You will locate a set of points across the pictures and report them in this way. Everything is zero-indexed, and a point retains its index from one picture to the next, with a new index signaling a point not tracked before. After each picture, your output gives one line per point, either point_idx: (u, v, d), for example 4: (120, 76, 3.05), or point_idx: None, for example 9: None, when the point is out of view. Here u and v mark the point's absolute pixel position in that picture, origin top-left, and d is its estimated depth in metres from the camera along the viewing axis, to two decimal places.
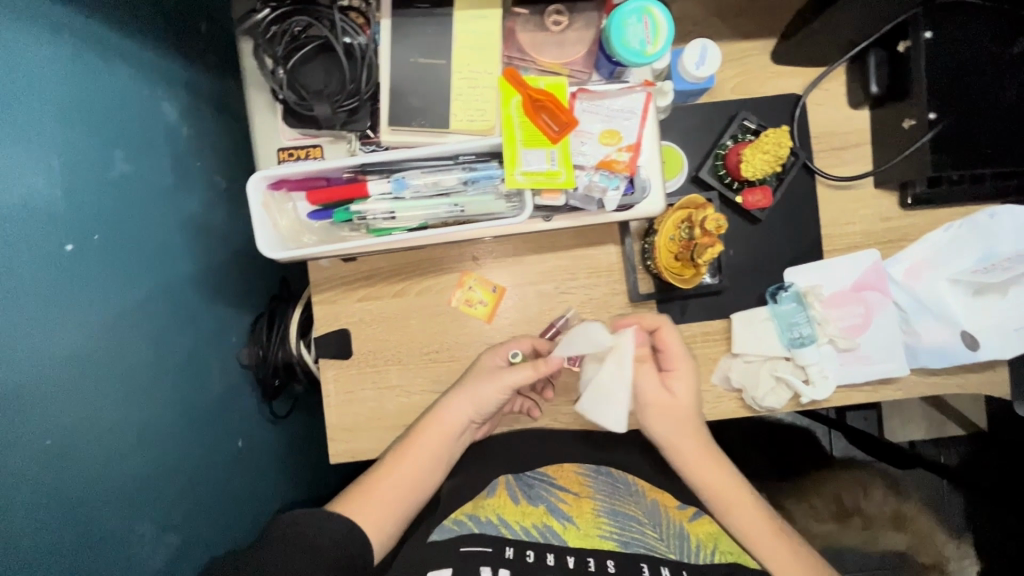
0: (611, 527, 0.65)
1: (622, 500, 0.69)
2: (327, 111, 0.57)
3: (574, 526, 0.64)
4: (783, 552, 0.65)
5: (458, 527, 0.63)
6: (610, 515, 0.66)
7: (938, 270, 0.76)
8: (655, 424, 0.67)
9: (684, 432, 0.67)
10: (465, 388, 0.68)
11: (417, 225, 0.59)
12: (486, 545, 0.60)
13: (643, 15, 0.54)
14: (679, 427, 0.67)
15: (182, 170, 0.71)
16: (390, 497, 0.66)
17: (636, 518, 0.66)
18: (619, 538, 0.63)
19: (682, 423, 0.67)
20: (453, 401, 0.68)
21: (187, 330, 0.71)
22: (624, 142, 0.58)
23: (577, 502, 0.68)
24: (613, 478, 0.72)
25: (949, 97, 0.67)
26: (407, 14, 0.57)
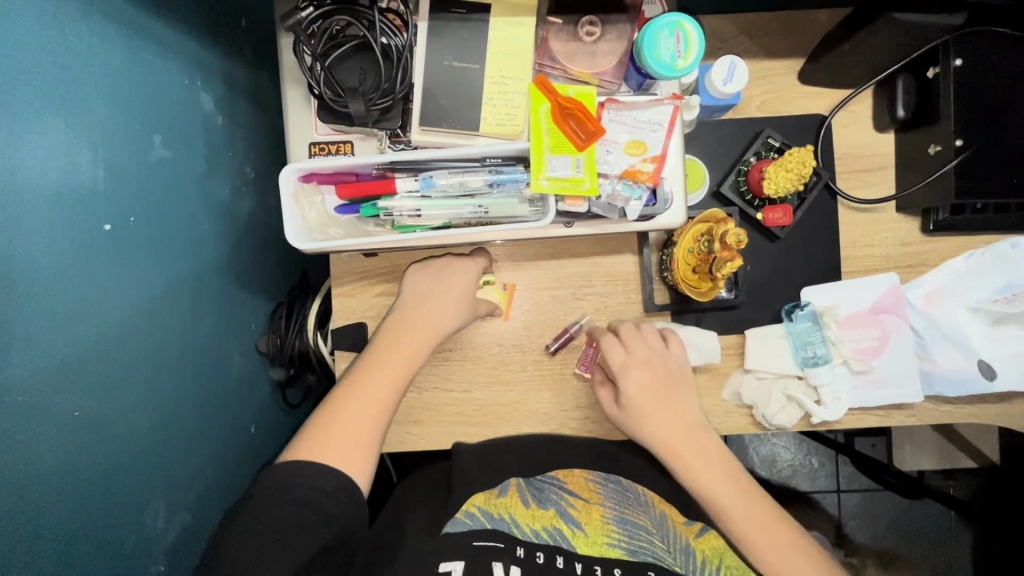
0: (620, 535, 0.67)
1: (632, 510, 0.71)
2: (361, 108, 0.58)
3: (581, 532, 0.67)
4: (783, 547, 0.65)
5: (470, 520, 0.65)
6: (619, 523, 0.69)
7: (958, 298, 0.76)
8: (642, 426, 0.71)
9: (664, 428, 0.71)
10: (438, 301, 0.69)
11: (441, 224, 0.61)
12: (498, 541, 0.63)
13: (675, 29, 0.55)
14: (663, 424, 0.71)
15: (214, 157, 0.73)
16: (363, 428, 0.61)
17: (645, 527, 0.69)
18: (627, 546, 0.66)
19: (659, 420, 0.71)
20: (434, 309, 0.69)
21: (208, 313, 0.72)
22: (650, 153, 0.59)
23: (586, 509, 0.70)
24: (623, 487, 0.73)
25: (975, 124, 0.68)
26: (443, 18, 0.58)
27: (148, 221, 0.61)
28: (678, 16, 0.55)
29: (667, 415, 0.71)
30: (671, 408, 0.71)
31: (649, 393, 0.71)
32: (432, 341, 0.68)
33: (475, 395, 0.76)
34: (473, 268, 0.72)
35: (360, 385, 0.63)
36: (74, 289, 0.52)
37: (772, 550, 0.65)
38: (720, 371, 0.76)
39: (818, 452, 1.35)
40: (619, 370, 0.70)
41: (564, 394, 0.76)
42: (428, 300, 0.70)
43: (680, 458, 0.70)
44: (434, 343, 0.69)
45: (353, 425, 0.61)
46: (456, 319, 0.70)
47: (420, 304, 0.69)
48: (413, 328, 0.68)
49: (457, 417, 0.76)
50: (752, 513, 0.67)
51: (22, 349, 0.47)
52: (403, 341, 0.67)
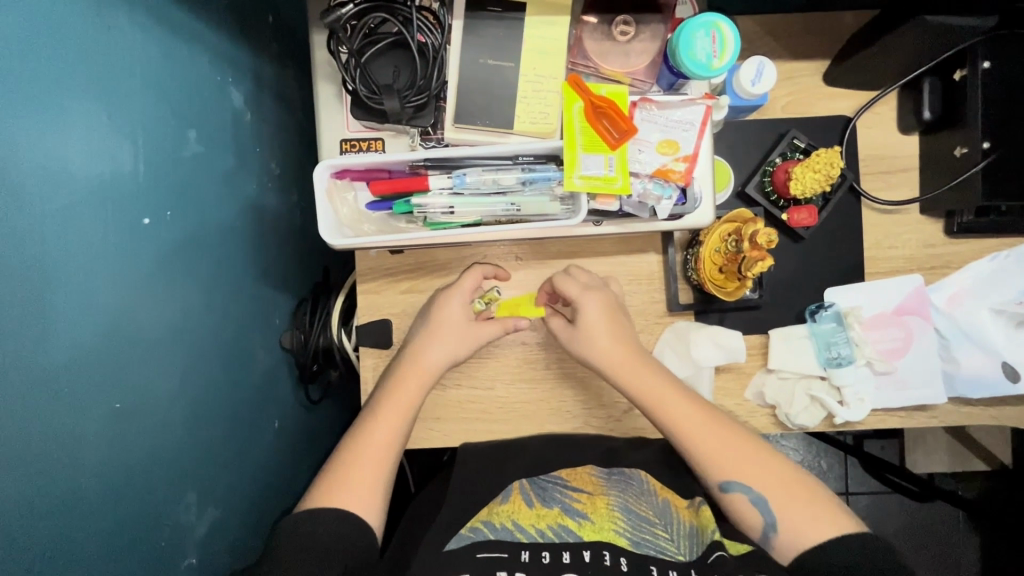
0: (624, 524, 0.66)
1: (637, 500, 0.69)
2: (396, 105, 0.58)
3: (588, 521, 0.66)
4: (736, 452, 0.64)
5: (474, 533, 0.65)
6: (623, 513, 0.67)
7: (980, 300, 0.76)
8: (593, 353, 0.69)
9: (612, 349, 0.69)
10: (434, 333, 0.70)
11: (473, 221, 0.61)
12: (502, 551, 0.62)
13: (711, 29, 0.55)
14: (608, 345, 0.69)
15: (243, 154, 0.73)
16: (371, 472, 0.63)
17: (648, 519, 0.67)
18: (631, 536, 0.64)
19: (614, 347, 0.69)
20: (430, 342, 0.70)
21: (237, 309, 0.73)
22: (681, 153, 0.60)
23: (590, 501, 0.69)
24: (627, 477, 0.72)
25: (1002, 127, 0.68)
26: (478, 16, 0.58)
27: (183, 217, 0.61)
28: (715, 16, 0.55)
29: (615, 339, 0.69)
30: (617, 327, 0.70)
31: (604, 317, 0.69)
32: (426, 384, 0.69)
33: (499, 393, 0.77)
34: (462, 293, 0.71)
35: (366, 431, 0.65)
36: (116, 281, 0.53)
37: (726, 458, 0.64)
38: (743, 371, 0.77)
39: (828, 454, 1.38)
40: (575, 297, 0.69)
41: (587, 392, 0.77)
42: (427, 332, 0.70)
43: (634, 382, 0.68)
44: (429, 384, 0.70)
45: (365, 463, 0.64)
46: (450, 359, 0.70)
47: (417, 344, 0.70)
48: (406, 374, 0.69)
49: (481, 414, 0.77)
50: (707, 433, 0.65)
51: (64, 340, 0.48)
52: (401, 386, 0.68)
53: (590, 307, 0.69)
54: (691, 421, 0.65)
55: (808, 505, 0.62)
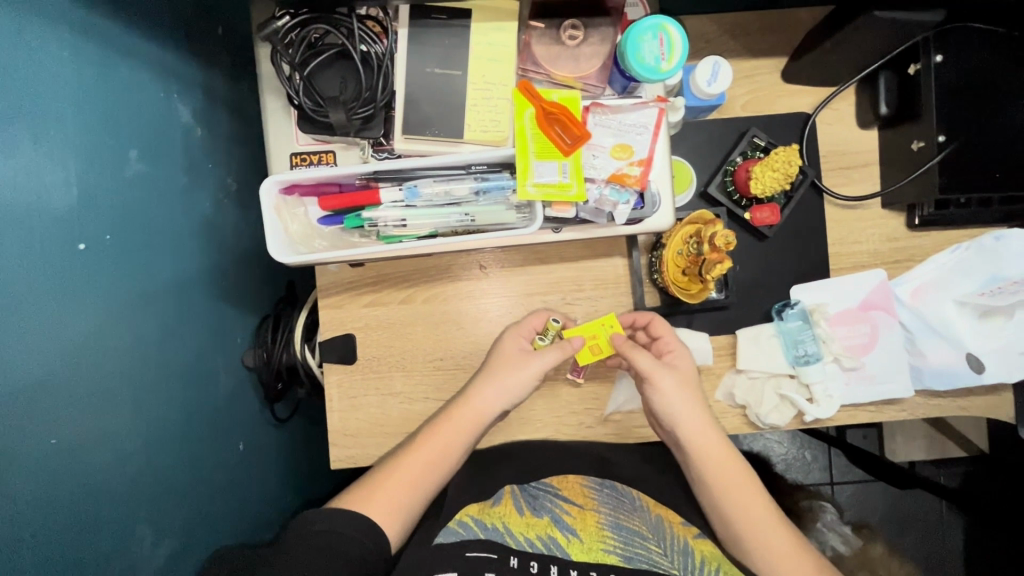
0: (615, 541, 0.67)
1: (626, 514, 0.71)
2: (342, 117, 0.57)
3: (577, 539, 0.67)
4: (754, 503, 0.66)
5: (463, 530, 0.66)
6: (613, 529, 0.69)
7: (944, 292, 0.76)
8: (674, 403, 0.68)
9: (688, 402, 0.68)
10: (492, 376, 0.69)
11: (427, 233, 0.60)
12: (490, 551, 0.62)
13: (659, 31, 0.54)
14: (684, 399, 0.68)
15: (195, 171, 0.71)
16: (397, 499, 0.64)
17: (641, 533, 0.69)
18: (622, 552, 0.66)
19: (693, 404, 0.68)
20: (482, 387, 0.68)
21: (194, 330, 0.71)
22: (636, 157, 0.59)
23: (581, 515, 0.70)
24: (619, 493, 0.74)
25: (958, 120, 0.68)
26: (424, 24, 0.57)
27: (126, 241, 0.59)
28: (661, 18, 0.54)
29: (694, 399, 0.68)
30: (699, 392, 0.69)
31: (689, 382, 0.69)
32: (473, 431, 0.68)
33: None
34: (526, 331, 0.72)
35: (404, 456, 0.66)
36: (50, 313, 0.51)
37: (749, 505, 0.66)
38: (712, 372, 0.76)
39: (812, 445, 1.39)
40: (671, 344, 0.70)
41: (557, 400, 0.75)
42: (483, 374, 0.70)
43: (696, 440, 0.67)
44: (477, 433, 0.68)
45: (395, 490, 0.65)
46: (505, 401, 0.68)
47: (478, 381, 0.69)
48: (456, 415, 0.68)
49: None
50: (769, 527, 0.65)
51: None
52: (447, 427, 0.67)
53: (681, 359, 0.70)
54: (723, 461, 0.67)
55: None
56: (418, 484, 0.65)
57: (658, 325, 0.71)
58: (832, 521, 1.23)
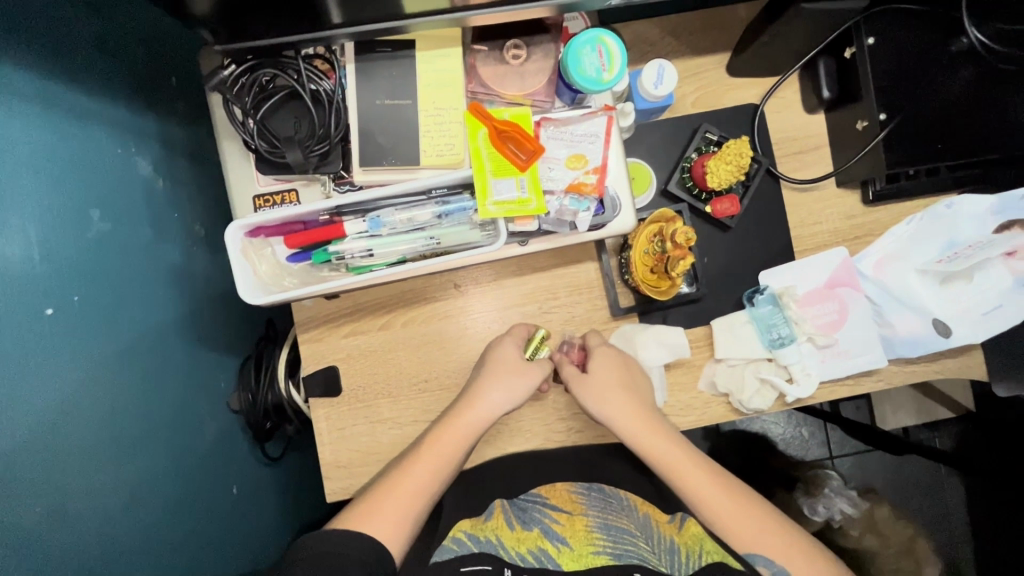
0: (604, 541, 0.66)
1: (615, 515, 0.71)
2: (299, 156, 0.58)
3: (566, 547, 0.65)
4: (702, 479, 0.66)
5: (458, 546, 0.64)
6: (602, 530, 0.68)
7: (905, 263, 0.79)
8: (597, 399, 0.70)
9: (614, 396, 0.70)
10: (495, 373, 0.70)
11: (395, 259, 0.60)
12: (486, 563, 0.61)
13: (597, 44, 0.56)
14: (604, 392, 0.70)
15: (160, 220, 0.71)
16: (397, 518, 0.62)
17: (629, 532, 0.68)
18: (612, 551, 0.64)
19: (618, 395, 0.70)
20: (489, 387, 0.69)
21: (173, 379, 0.71)
22: (591, 165, 0.61)
23: (569, 521, 0.70)
24: (606, 494, 0.75)
25: (897, 97, 0.71)
26: (371, 58, 0.58)
27: (96, 301, 0.59)
28: (597, 31, 0.56)
29: (621, 391, 0.70)
30: (630, 384, 0.71)
31: (615, 374, 0.71)
32: (472, 438, 0.68)
33: None
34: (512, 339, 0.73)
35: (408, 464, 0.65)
36: (18, 383, 0.51)
37: (698, 486, 0.66)
38: (692, 364, 0.78)
39: (808, 422, 1.41)
40: (592, 347, 0.73)
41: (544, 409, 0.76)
42: (488, 372, 0.71)
43: (632, 429, 0.69)
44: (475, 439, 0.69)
45: (393, 498, 0.63)
46: (506, 406, 0.69)
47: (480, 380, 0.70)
48: (456, 422, 0.68)
49: None
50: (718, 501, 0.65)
51: None
52: (439, 443, 0.67)
53: (602, 359, 0.71)
54: (661, 447, 0.68)
55: (814, 568, 0.60)
56: (418, 497, 0.64)
57: (591, 339, 0.74)
58: (841, 487, 1.29)
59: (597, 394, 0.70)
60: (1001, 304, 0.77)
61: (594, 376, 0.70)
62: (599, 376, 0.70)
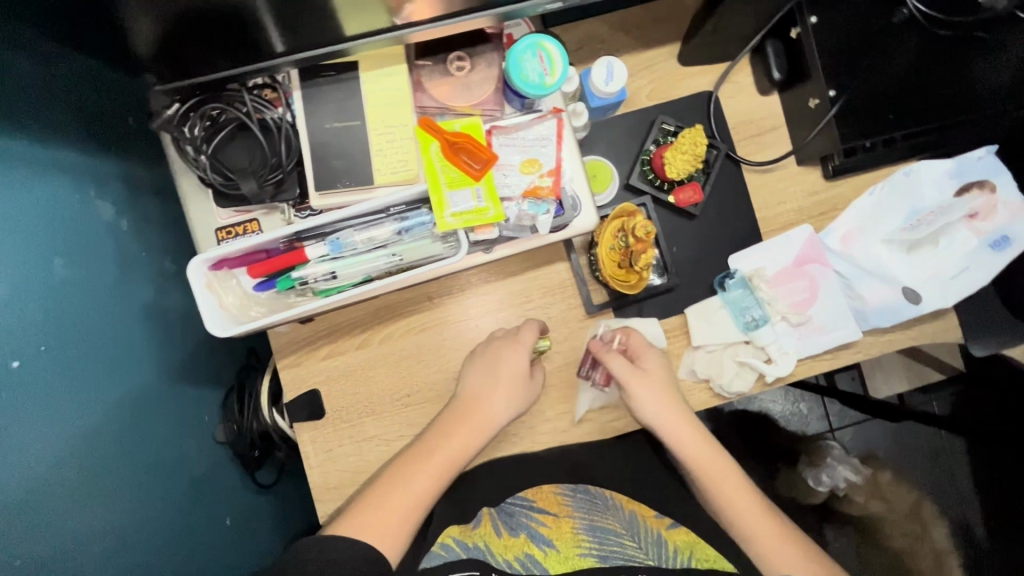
0: (589, 543, 0.72)
1: (601, 515, 0.75)
2: (254, 187, 0.58)
3: (553, 549, 0.72)
4: (733, 493, 0.72)
5: (446, 552, 0.68)
6: (588, 532, 0.73)
7: (871, 234, 0.80)
8: (648, 401, 0.72)
9: (664, 399, 0.73)
10: (493, 383, 0.71)
11: (361, 279, 0.61)
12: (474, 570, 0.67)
13: (537, 49, 0.57)
14: (655, 397, 0.72)
15: (127, 261, 0.72)
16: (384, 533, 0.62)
17: (613, 531, 0.74)
18: (598, 553, 0.71)
19: (667, 401, 0.73)
20: (496, 399, 0.72)
21: (153, 418, 0.72)
22: (545, 168, 0.61)
23: (556, 523, 0.74)
24: (592, 495, 0.77)
25: (844, 73, 0.72)
26: (316, 83, 0.59)
27: (63, 349, 0.60)
28: (536, 37, 0.57)
29: (670, 397, 0.73)
30: (674, 392, 0.74)
31: (664, 381, 0.74)
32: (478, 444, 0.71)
33: None
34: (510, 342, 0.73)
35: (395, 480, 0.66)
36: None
37: (733, 495, 0.72)
38: (671, 354, 0.78)
39: (806, 397, 1.40)
40: (640, 348, 0.75)
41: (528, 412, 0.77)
42: (490, 382, 0.72)
43: (677, 436, 0.73)
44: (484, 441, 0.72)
45: (384, 512, 0.64)
46: (508, 417, 0.72)
47: (485, 388, 0.72)
48: (467, 424, 0.71)
49: None
50: (750, 514, 0.71)
51: None
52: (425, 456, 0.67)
53: (651, 362, 0.75)
54: (700, 456, 0.73)
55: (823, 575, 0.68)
56: (411, 507, 0.65)
57: (634, 338, 0.76)
58: (842, 455, 1.35)
59: (650, 394, 0.72)
60: (966, 267, 0.79)
61: (649, 377, 0.73)
62: (651, 380, 0.73)
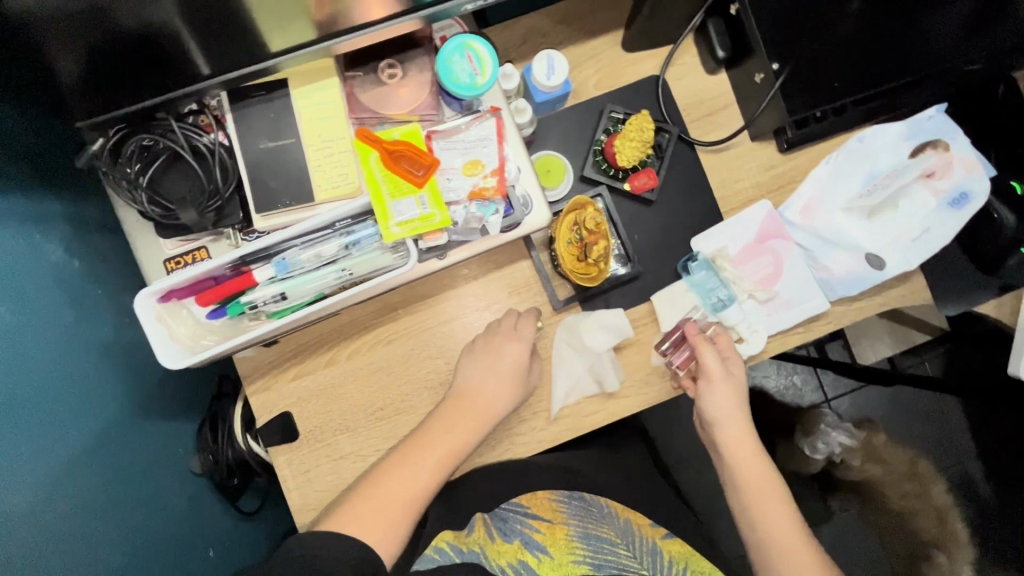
0: (584, 550, 0.75)
1: (596, 523, 0.78)
2: (193, 216, 0.57)
3: (547, 556, 0.74)
4: (764, 497, 0.71)
5: (440, 556, 0.67)
6: (583, 539, 0.76)
7: (831, 203, 0.79)
8: (720, 401, 0.73)
9: (735, 407, 0.73)
10: (495, 367, 0.71)
11: (313, 297, 0.60)
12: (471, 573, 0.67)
13: (464, 49, 0.57)
14: (727, 401, 0.73)
15: (82, 300, 0.70)
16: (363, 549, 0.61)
17: (608, 539, 0.77)
18: (592, 561, 0.74)
19: (737, 410, 0.73)
20: (499, 388, 0.71)
21: (122, 454, 0.71)
22: (488, 168, 0.60)
23: (550, 530, 0.76)
24: (586, 503, 0.79)
25: (786, 45, 0.71)
26: (247, 104, 0.58)
27: (16, 394, 0.58)
28: (463, 37, 0.57)
29: (742, 404, 0.74)
30: (744, 404, 0.74)
31: (739, 389, 0.74)
32: (487, 426, 0.71)
33: None
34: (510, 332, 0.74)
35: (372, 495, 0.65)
36: None
37: (765, 503, 0.70)
38: (643, 342, 0.77)
39: (799, 369, 1.40)
40: (727, 350, 0.75)
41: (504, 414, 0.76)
42: (492, 368, 0.71)
43: (731, 440, 0.73)
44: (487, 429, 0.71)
45: (364, 524, 0.62)
46: (515, 400, 0.72)
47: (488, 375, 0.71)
48: (470, 413, 0.71)
49: None
50: (782, 519, 0.70)
51: None
52: (400, 469, 0.66)
53: (734, 367, 0.74)
54: (744, 463, 0.72)
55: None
56: (392, 518, 0.64)
57: (722, 338, 0.75)
58: (836, 421, 1.34)
59: (721, 398, 0.73)
60: (927, 228, 0.79)
61: (728, 381, 0.73)
62: (727, 385, 0.73)
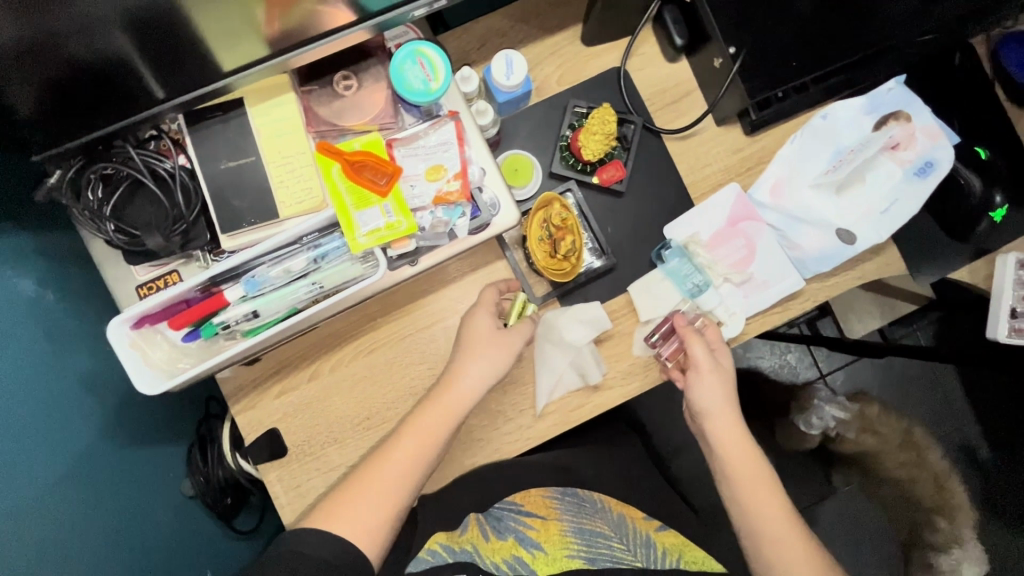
0: (578, 544, 0.77)
1: (589, 517, 0.80)
2: (160, 241, 0.57)
3: (541, 552, 0.76)
4: (749, 481, 0.71)
5: (433, 557, 0.70)
6: (576, 534, 0.78)
7: (799, 181, 0.80)
8: (708, 392, 0.73)
9: (723, 397, 0.73)
10: (469, 357, 0.69)
11: (286, 312, 0.60)
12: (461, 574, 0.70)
13: (416, 56, 0.57)
14: (717, 392, 0.73)
15: (61, 332, 0.70)
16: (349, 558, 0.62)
17: (602, 533, 0.79)
18: (585, 555, 0.77)
19: (725, 401, 0.73)
20: (467, 370, 0.69)
21: (108, 481, 0.71)
22: (450, 172, 0.61)
23: (544, 527, 0.78)
24: (580, 498, 0.80)
25: (742, 28, 0.71)
26: (205, 125, 0.58)
27: None
28: (413, 45, 0.57)
29: (730, 395, 0.74)
30: (732, 394, 0.75)
31: (728, 380, 0.74)
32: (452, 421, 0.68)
33: None
34: (486, 309, 0.72)
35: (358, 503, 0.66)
36: None
37: (752, 487, 0.71)
38: (622, 333, 0.78)
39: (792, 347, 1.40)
40: (716, 343, 0.76)
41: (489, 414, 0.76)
42: (463, 357, 0.70)
43: (718, 430, 0.73)
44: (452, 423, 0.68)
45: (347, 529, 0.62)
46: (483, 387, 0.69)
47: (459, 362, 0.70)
48: (437, 399, 0.69)
49: None
50: (769, 502, 0.71)
51: None
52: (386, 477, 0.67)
53: (722, 358, 0.75)
54: (730, 449, 0.73)
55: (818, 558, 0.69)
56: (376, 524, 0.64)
57: (710, 330, 0.76)
58: (829, 397, 1.37)
59: (711, 389, 0.73)
60: (895, 200, 0.79)
61: (717, 372, 0.74)
62: (716, 376, 0.73)
